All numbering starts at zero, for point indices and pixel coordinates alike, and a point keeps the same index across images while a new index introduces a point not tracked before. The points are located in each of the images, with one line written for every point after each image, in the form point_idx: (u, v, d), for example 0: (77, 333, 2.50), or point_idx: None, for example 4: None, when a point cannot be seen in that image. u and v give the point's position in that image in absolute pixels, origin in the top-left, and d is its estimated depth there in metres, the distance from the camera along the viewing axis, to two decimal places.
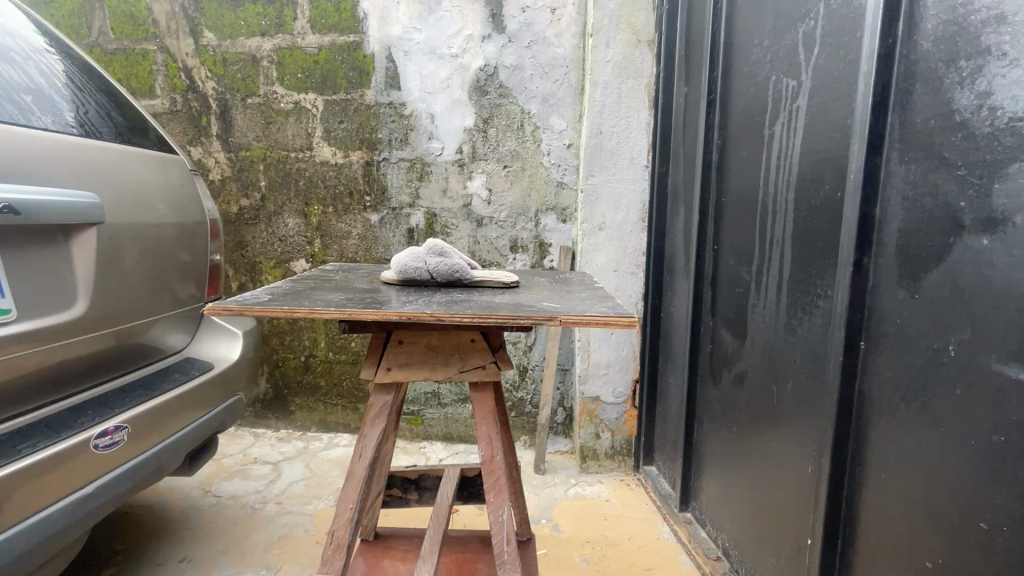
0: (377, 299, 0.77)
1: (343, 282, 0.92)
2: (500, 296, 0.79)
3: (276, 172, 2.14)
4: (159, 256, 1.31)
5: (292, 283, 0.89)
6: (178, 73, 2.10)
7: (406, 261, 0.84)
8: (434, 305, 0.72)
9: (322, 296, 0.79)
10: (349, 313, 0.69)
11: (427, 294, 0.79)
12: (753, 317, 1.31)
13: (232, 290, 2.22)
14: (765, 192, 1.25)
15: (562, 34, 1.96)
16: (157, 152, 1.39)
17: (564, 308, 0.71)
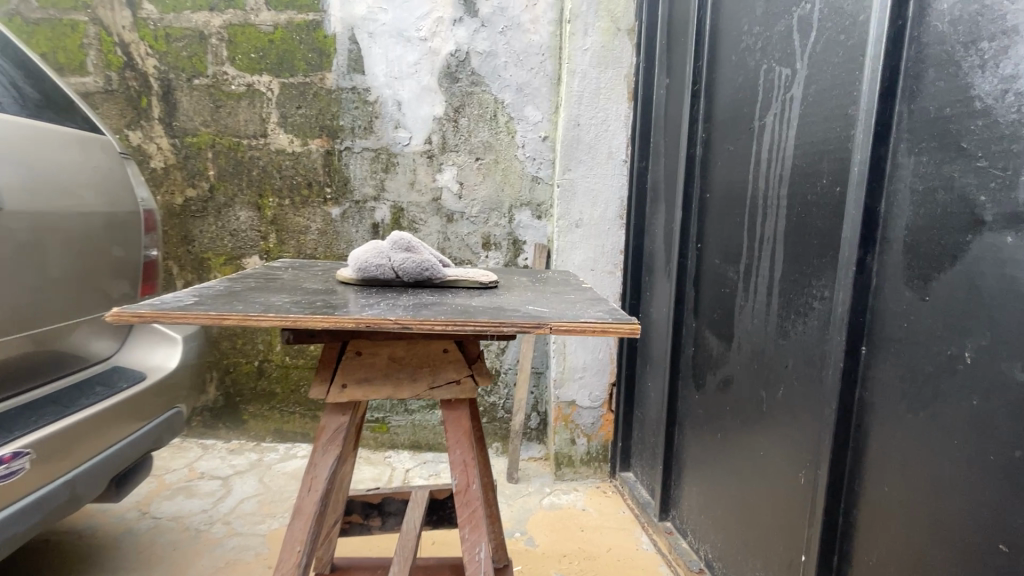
0: (331, 301, 0.64)
1: (293, 282, 0.79)
2: (479, 298, 0.68)
3: (226, 160, 1.96)
4: (82, 250, 1.14)
5: (231, 284, 0.75)
6: (113, 48, 1.89)
7: (367, 257, 0.72)
8: (401, 309, 0.60)
9: (264, 299, 0.66)
10: (296, 320, 0.56)
11: (392, 296, 0.67)
12: (740, 319, 1.24)
13: (177, 289, 2.02)
14: (755, 187, 1.18)
15: (537, 20, 1.86)
16: (77, 130, 1.21)
17: (554, 313, 0.61)
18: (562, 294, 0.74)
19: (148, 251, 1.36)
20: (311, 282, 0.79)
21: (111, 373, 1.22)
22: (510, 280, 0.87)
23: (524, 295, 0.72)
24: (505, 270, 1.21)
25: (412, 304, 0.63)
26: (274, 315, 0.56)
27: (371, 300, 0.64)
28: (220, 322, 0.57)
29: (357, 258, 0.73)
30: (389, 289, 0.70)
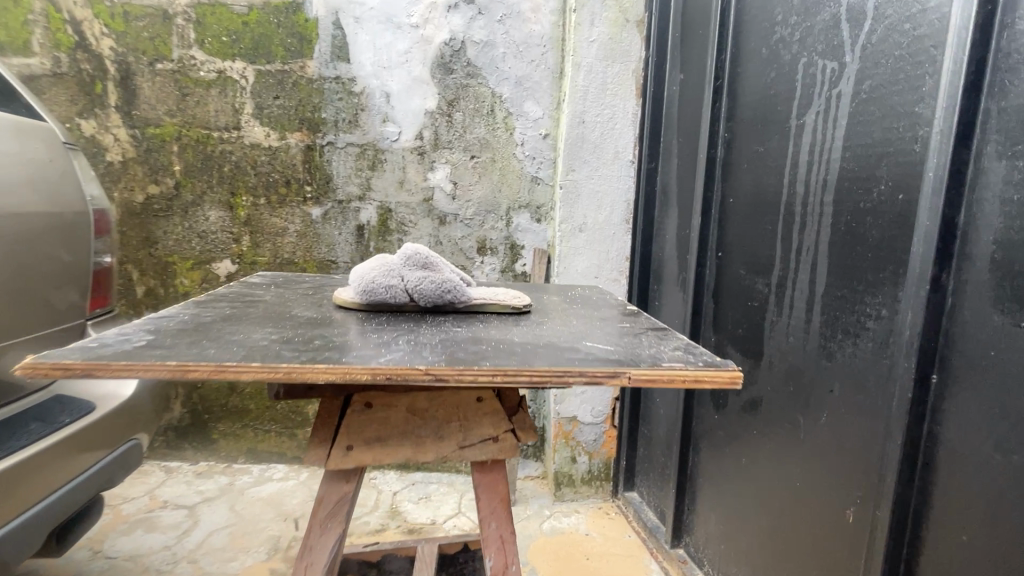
0: (337, 342, 0.51)
1: (279, 311, 0.65)
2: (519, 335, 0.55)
3: (193, 154, 1.76)
4: (21, 257, 0.95)
5: (202, 315, 0.60)
6: (63, 26, 1.68)
7: (374, 276, 0.64)
8: (427, 352, 0.47)
9: (247, 338, 0.52)
10: (289, 372, 0.44)
11: (413, 333, 0.54)
12: (770, 336, 1.14)
13: (137, 296, 1.82)
14: (791, 193, 1.08)
15: (539, 9, 1.73)
16: (11, 115, 1.02)
17: (621, 353, 0.49)
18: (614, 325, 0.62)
19: (101, 258, 1.17)
20: (302, 313, 0.65)
21: (53, 404, 1.03)
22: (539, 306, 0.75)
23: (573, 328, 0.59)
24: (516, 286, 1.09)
25: (440, 344, 0.50)
26: (259, 364, 0.43)
27: (389, 341, 0.51)
28: (182, 371, 0.43)
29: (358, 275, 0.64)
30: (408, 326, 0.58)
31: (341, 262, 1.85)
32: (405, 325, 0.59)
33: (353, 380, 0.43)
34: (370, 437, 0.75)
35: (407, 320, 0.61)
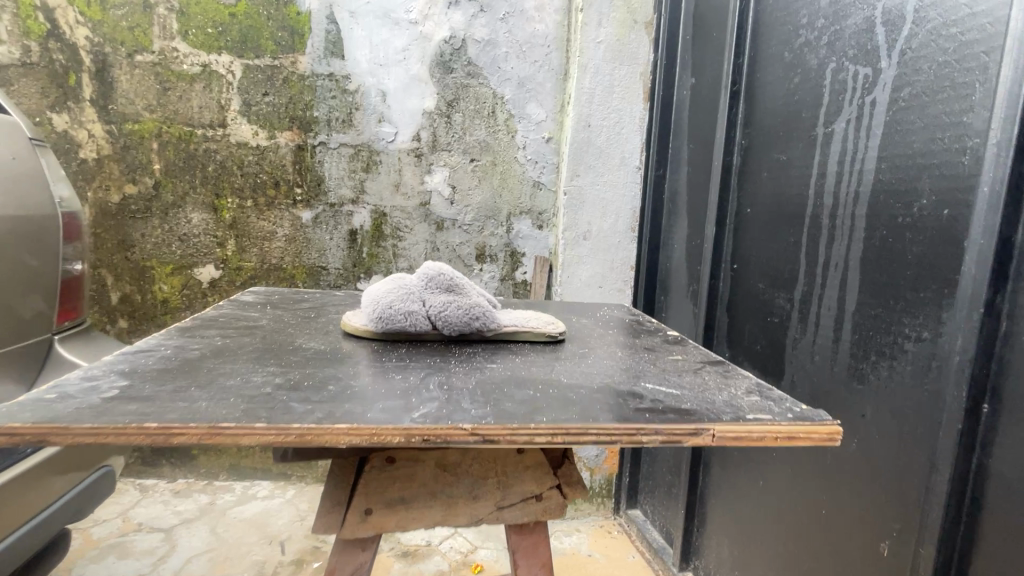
0: (351, 415, 0.45)
1: (278, 360, 0.60)
2: (579, 403, 0.52)
3: (175, 152, 1.65)
4: None
5: (186, 368, 0.54)
6: (33, 13, 1.56)
7: (392, 302, 0.70)
8: (458, 417, 0.46)
9: (244, 402, 0.47)
10: (295, 431, 0.42)
11: (449, 401, 0.50)
12: (791, 355, 1.08)
13: (111, 303, 1.70)
14: (817, 205, 1.02)
15: (543, 8, 1.67)
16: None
17: (690, 400, 0.55)
18: (681, 387, 0.59)
19: (72, 265, 1.06)
20: (306, 362, 0.60)
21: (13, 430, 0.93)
22: (589, 352, 0.72)
23: (640, 391, 0.57)
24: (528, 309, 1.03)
25: (475, 407, 0.49)
26: (260, 424, 0.42)
27: (423, 412, 0.47)
28: (168, 433, 0.41)
29: (380, 301, 0.69)
30: (445, 384, 0.55)
31: (333, 268, 1.76)
32: (438, 385, 0.55)
33: (387, 444, 0.43)
34: (394, 497, 0.73)
35: (440, 375, 0.58)
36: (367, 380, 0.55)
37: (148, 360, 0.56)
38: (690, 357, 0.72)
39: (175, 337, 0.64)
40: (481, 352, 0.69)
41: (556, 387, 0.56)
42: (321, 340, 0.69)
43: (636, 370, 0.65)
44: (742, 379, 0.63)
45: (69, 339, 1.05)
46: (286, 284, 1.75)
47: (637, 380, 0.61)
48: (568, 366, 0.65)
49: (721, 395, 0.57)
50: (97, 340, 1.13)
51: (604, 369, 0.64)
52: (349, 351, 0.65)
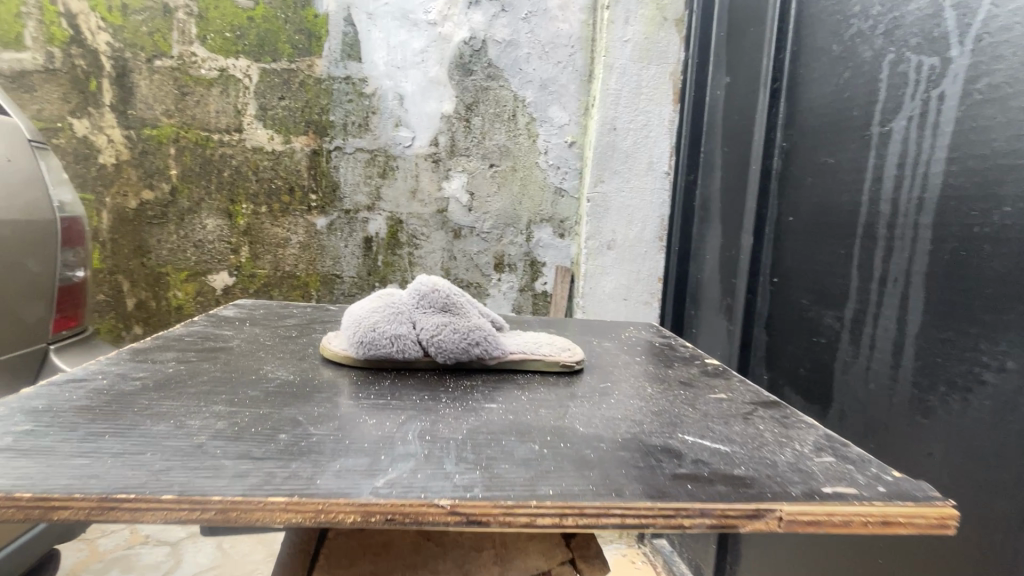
0: (297, 479, 0.39)
1: (229, 398, 0.54)
2: (596, 465, 0.45)
3: (191, 157, 1.63)
4: None
5: (114, 408, 0.49)
6: (58, 19, 1.56)
7: (378, 322, 0.65)
8: (437, 487, 0.39)
9: (166, 459, 0.40)
10: (215, 505, 0.35)
11: (430, 460, 0.43)
12: (840, 380, 0.97)
13: (127, 310, 1.68)
14: (871, 212, 0.91)
15: (567, 7, 1.60)
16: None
17: (751, 458, 0.48)
18: (731, 442, 0.51)
19: (73, 272, 1.01)
20: (263, 401, 0.54)
21: None
22: (614, 388, 0.65)
23: (678, 448, 0.49)
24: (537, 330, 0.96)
25: (462, 469, 0.42)
26: (169, 496, 0.35)
27: (394, 477, 0.40)
28: (46, 507, 0.34)
29: (367, 320, 0.65)
30: (428, 435, 0.48)
31: (347, 276, 1.71)
32: (418, 436, 0.48)
33: (339, 523, 0.36)
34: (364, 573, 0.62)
35: (426, 421, 0.51)
36: (333, 426, 0.49)
37: (78, 396, 0.51)
38: (736, 398, 0.64)
39: (144, 370, 0.60)
40: (484, 386, 0.63)
41: (571, 439, 0.49)
42: (288, 370, 0.64)
43: (674, 416, 0.57)
44: (806, 430, 0.55)
45: (66, 347, 1.00)
46: (299, 291, 1.71)
47: (674, 430, 0.53)
48: (587, 409, 0.57)
49: (782, 455, 0.48)
50: (98, 349, 1.08)
51: (632, 415, 0.56)
52: (319, 386, 0.59)
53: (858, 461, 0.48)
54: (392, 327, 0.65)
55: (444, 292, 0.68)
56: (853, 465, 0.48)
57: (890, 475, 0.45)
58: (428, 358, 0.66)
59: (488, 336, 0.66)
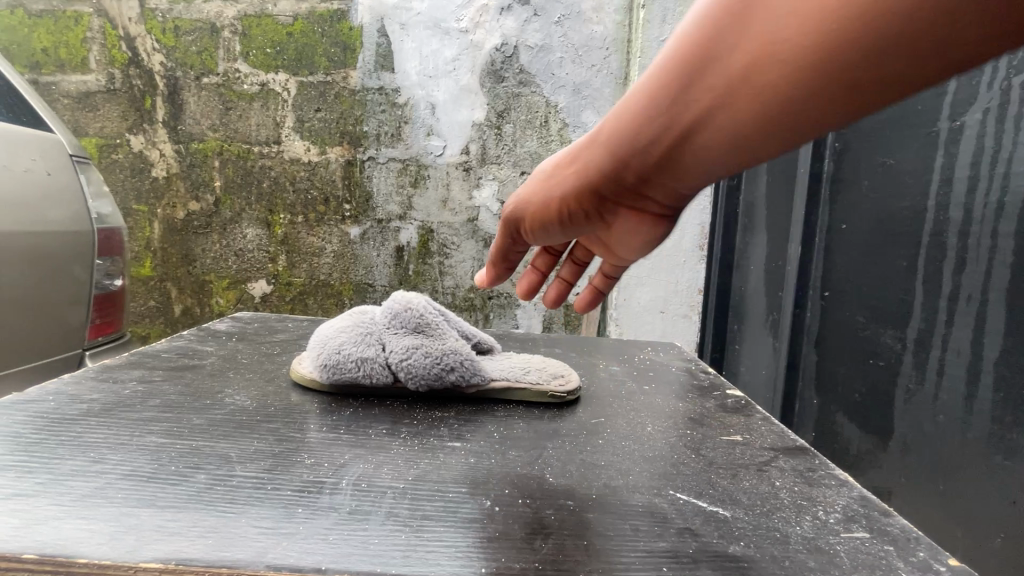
0: (187, 537, 0.36)
1: (167, 426, 0.54)
2: (553, 532, 0.40)
3: (234, 170, 1.69)
4: (22, 277, 0.85)
5: (43, 435, 0.51)
6: (118, 42, 1.64)
7: (343, 340, 0.66)
8: (343, 555, 0.36)
9: (57, 505, 0.39)
10: (80, 569, 0.34)
11: (351, 517, 0.40)
12: (902, 409, 0.86)
13: (174, 315, 1.76)
14: (938, 219, 0.80)
15: (601, 8, 1.54)
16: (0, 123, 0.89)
17: (759, 526, 0.42)
18: (730, 503, 0.45)
19: (111, 281, 1.03)
20: (202, 431, 0.54)
21: None
22: (607, 424, 0.62)
23: (663, 512, 0.44)
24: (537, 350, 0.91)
25: (385, 532, 0.39)
26: (30, 555, 0.34)
27: (299, 539, 0.37)
28: None
29: (335, 341, 0.67)
30: (363, 482, 0.46)
31: (379, 285, 1.72)
32: (352, 483, 0.45)
33: None
34: None
35: (369, 462, 0.49)
36: (262, 467, 0.47)
37: (12, 421, 0.53)
38: (752, 442, 0.58)
39: (127, 399, 0.61)
40: (464, 416, 0.63)
41: (532, 496, 0.45)
42: (248, 394, 0.65)
43: (671, 465, 0.52)
44: (834, 491, 0.48)
45: (107, 354, 1.02)
46: (334, 300, 1.73)
47: (664, 486, 0.48)
48: (565, 452, 0.54)
49: (796, 527, 0.42)
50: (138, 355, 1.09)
51: (619, 464, 0.52)
52: (273, 415, 0.59)
53: (901, 539, 0.41)
54: (358, 347, 0.66)
55: (413, 312, 0.69)
56: (891, 543, 0.40)
57: (943, 563, 0.38)
58: (395, 382, 0.66)
59: (454, 356, 0.65)
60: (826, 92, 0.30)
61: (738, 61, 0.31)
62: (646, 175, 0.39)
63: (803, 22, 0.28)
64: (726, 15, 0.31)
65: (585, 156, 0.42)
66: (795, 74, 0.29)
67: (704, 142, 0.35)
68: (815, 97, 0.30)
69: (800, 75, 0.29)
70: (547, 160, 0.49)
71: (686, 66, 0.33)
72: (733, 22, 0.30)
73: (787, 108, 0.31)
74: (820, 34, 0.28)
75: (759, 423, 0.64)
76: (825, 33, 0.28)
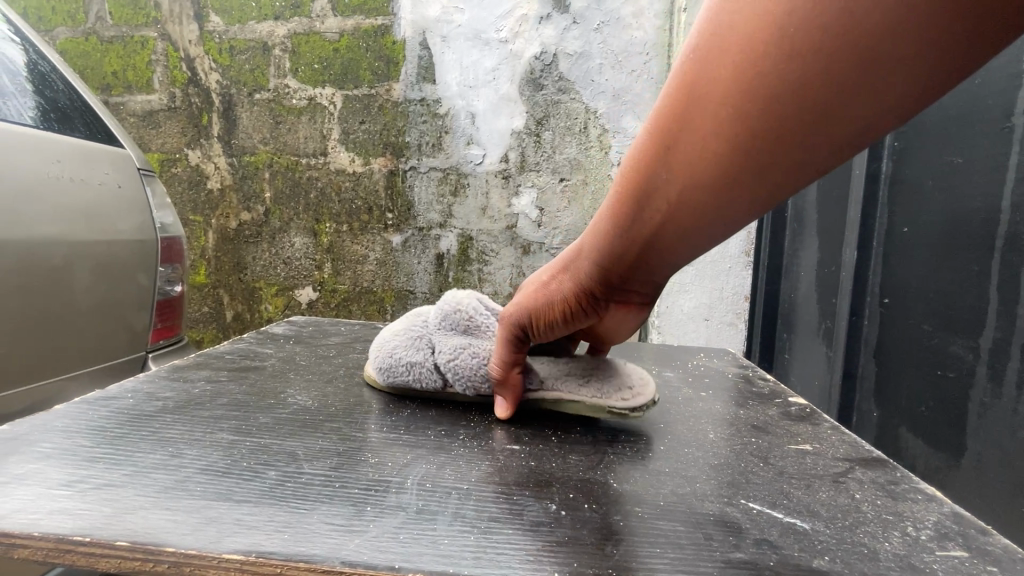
0: (265, 531, 0.37)
1: (236, 424, 0.56)
2: (622, 539, 0.39)
3: (283, 181, 1.75)
4: (95, 281, 0.91)
5: (124, 430, 0.54)
6: (179, 63, 1.74)
7: (395, 345, 0.68)
8: (415, 554, 0.36)
9: (143, 496, 0.41)
10: (168, 557, 0.35)
11: (420, 515, 0.41)
12: (977, 425, 0.80)
13: (226, 321, 1.84)
14: (1014, 220, 0.75)
15: (641, 13, 1.54)
16: (76, 140, 0.95)
17: (841, 541, 0.40)
18: (808, 515, 0.43)
19: (171, 287, 1.08)
20: (268, 429, 0.56)
21: None
22: (667, 431, 0.61)
23: (737, 522, 0.42)
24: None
25: (454, 532, 0.39)
26: (122, 543, 0.36)
27: (371, 536, 0.37)
28: (8, 544, 0.36)
29: (387, 346, 0.69)
30: (428, 482, 0.46)
31: (420, 292, 1.75)
32: (417, 483, 0.46)
33: None
34: None
35: (431, 463, 0.50)
36: (329, 465, 0.48)
37: (95, 417, 0.56)
38: (824, 452, 0.55)
39: (196, 398, 0.63)
40: (514, 424, 0.63)
41: (598, 500, 0.45)
42: (308, 395, 0.66)
43: (738, 473, 0.50)
44: (922, 508, 0.45)
45: (165, 356, 1.07)
46: (376, 307, 1.77)
47: (735, 495, 0.46)
48: (627, 458, 0.53)
49: (884, 542, 0.40)
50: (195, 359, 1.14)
51: (684, 471, 0.51)
52: (334, 415, 0.60)
53: (1004, 559, 0.38)
54: (408, 352, 0.67)
55: (459, 313, 0.69)
56: (994, 563, 0.37)
57: None
58: (445, 385, 0.67)
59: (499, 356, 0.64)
60: (758, 174, 0.38)
61: (679, 174, 0.40)
62: (635, 265, 0.49)
63: (720, 136, 0.37)
64: (656, 148, 0.41)
65: (580, 261, 0.53)
66: (728, 168, 0.38)
67: (674, 231, 0.44)
68: (752, 181, 0.39)
69: (732, 168, 0.38)
70: (540, 272, 0.58)
71: (642, 186, 0.42)
72: (667, 151, 0.40)
73: (733, 198, 0.40)
74: (737, 145, 0.37)
75: (828, 432, 0.61)
76: (740, 137, 0.37)
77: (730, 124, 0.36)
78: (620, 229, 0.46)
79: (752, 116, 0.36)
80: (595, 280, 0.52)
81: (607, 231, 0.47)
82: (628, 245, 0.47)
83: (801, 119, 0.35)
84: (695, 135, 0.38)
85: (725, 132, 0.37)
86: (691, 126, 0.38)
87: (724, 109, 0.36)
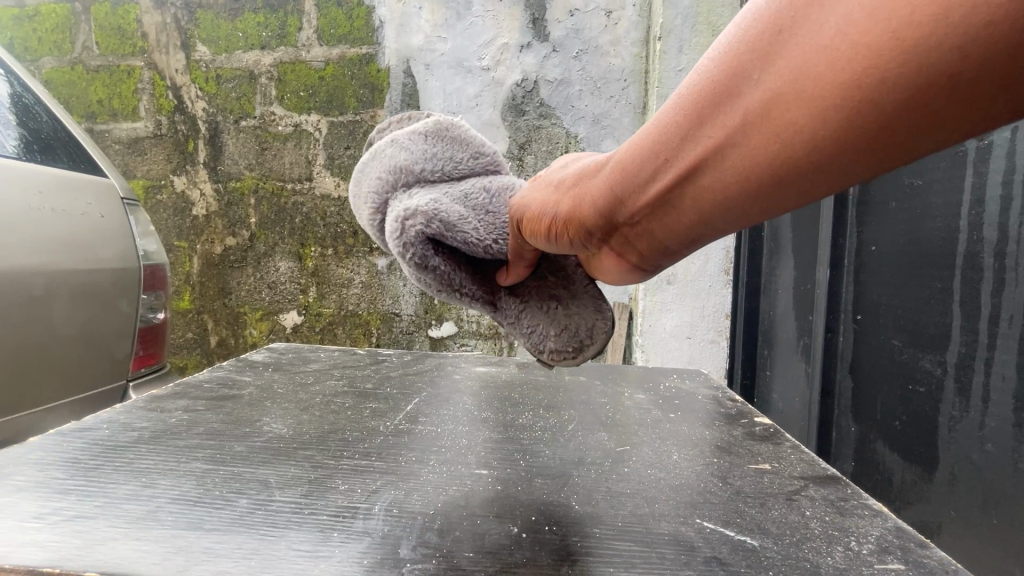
0: (232, 558, 0.38)
1: (210, 453, 0.56)
2: (577, 560, 0.40)
3: (268, 207, 1.76)
4: (74, 311, 0.90)
5: (97, 462, 0.53)
6: (165, 92, 1.76)
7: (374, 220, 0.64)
8: None
9: (113, 527, 0.42)
10: None
11: (385, 542, 0.41)
12: (948, 438, 0.82)
13: (210, 346, 1.82)
14: (972, 239, 0.79)
15: (619, 41, 1.59)
16: (58, 170, 0.96)
17: (789, 558, 0.41)
18: (762, 534, 0.44)
19: (155, 314, 1.08)
20: (243, 457, 0.56)
21: None
22: (633, 453, 0.62)
23: (691, 541, 0.43)
24: (563, 379, 0.91)
25: (417, 557, 0.39)
26: (92, 573, 0.36)
27: (336, 562, 0.38)
28: None
29: (350, 190, 0.67)
30: (394, 507, 0.46)
31: (405, 314, 1.75)
32: (384, 509, 0.46)
33: None
34: None
35: (399, 490, 0.50)
36: (299, 493, 0.48)
37: (69, 448, 0.56)
38: (782, 470, 0.57)
39: (173, 427, 0.63)
40: (485, 445, 0.63)
41: (558, 522, 0.45)
42: (284, 422, 0.67)
43: (699, 493, 0.51)
44: (868, 522, 0.47)
45: (145, 383, 1.06)
46: (361, 330, 1.77)
47: (692, 514, 0.47)
48: (591, 480, 0.54)
49: (827, 556, 0.41)
50: None
51: (646, 492, 0.52)
52: (309, 442, 0.61)
53: (938, 570, 0.39)
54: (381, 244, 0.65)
55: (422, 165, 0.63)
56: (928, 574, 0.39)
57: None
58: None
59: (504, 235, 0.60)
60: (825, 151, 0.32)
61: (754, 98, 0.33)
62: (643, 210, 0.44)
63: (820, 74, 0.30)
64: (749, 52, 0.33)
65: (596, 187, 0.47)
66: (805, 122, 0.31)
67: (707, 184, 0.38)
68: (814, 153, 0.32)
69: (811, 123, 0.31)
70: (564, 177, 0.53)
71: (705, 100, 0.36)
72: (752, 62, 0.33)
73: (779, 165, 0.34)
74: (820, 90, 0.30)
75: (789, 451, 0.62)
76: (840, 85, 0.29)
77: (832, 64, 0.29)
78: (661, 151, 0.40)
79: (869, 67, 0.28)
80: (608, 213, 0.47)
81: (646, 151, 0.41)
82: (658, 181, 0.41)
83: (908, 103, 0.28)
84: (798, 58, 0.31)
85: (820, 74, 0.30)
86: (798, 43, 0.31)
87: (844, 40, 0.29)
